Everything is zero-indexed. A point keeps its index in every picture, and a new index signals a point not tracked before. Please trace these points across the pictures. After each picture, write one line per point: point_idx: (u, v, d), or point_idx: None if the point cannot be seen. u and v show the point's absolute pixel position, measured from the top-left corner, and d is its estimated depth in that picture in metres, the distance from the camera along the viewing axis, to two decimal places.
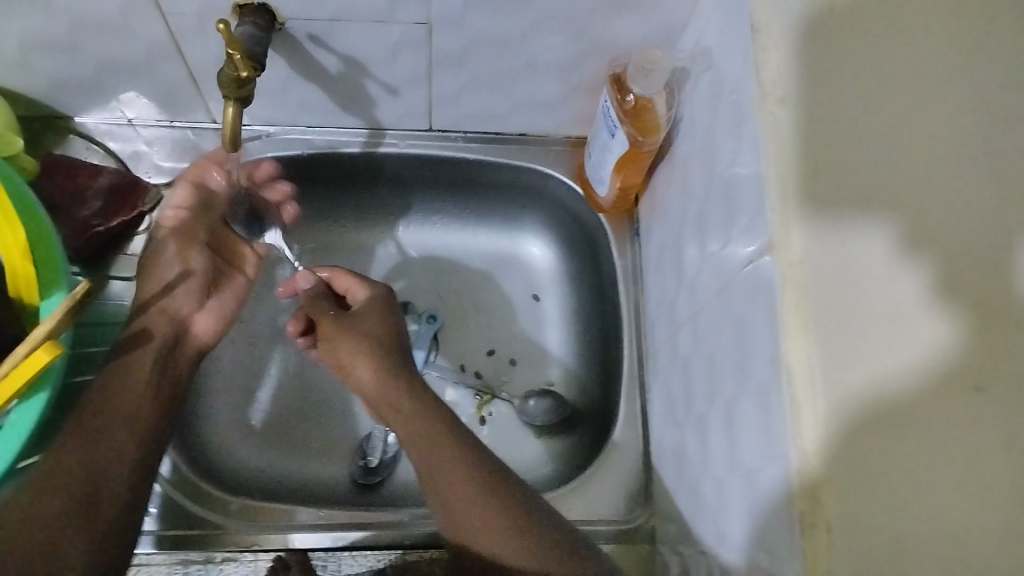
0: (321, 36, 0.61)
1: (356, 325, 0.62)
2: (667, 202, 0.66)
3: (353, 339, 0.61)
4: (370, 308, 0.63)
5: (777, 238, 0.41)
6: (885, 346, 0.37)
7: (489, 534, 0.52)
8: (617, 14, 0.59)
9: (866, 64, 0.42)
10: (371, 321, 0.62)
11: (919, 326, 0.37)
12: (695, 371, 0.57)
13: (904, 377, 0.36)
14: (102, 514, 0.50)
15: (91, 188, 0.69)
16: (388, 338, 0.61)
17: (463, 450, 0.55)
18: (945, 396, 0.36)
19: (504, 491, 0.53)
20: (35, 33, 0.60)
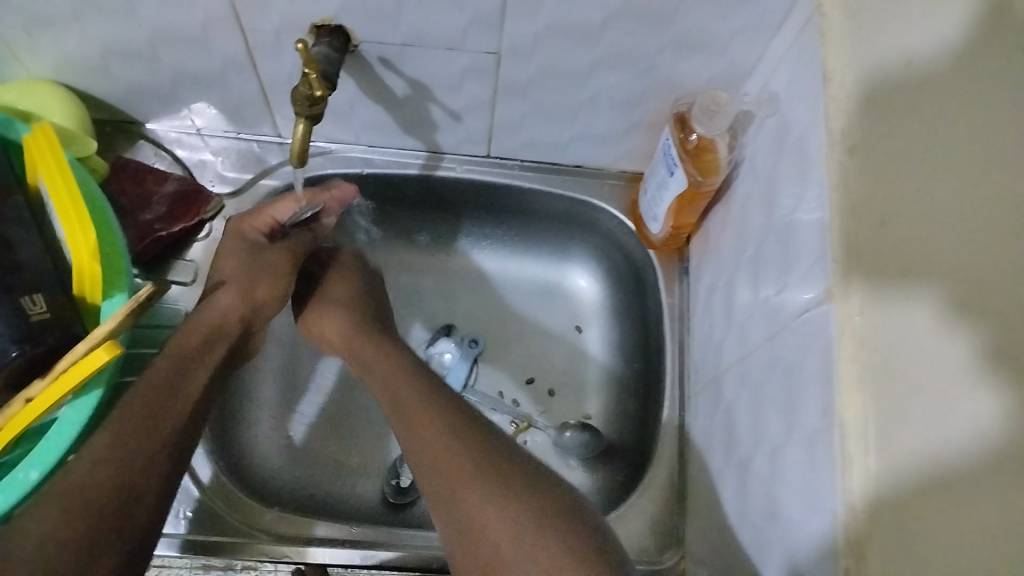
0: (391, 59, 0.63)
1: (322, 291, 0.68)
2: (721, 244, 0.66)
3: (322, 303, 0.67)
4: (335, 274, 0.70)
5: (837, 292, 0.43)
6: (937, 414, 0.35)
7: (490, 529, 0.48)
8: (684, 55, 0.60)
9: (920, 127, 0.40)
10: (336, 285, 0.69)
11: (964, 396, 0.34)
12: (740, 415, 0.57)
13: (956, 448, 0.34)
14: (141, 505, 0.47)
15: (157, 194, 0.71)
16: (354, 294, 0.69)
17: (487, 446, 0.53)
18: (998, 463, 0.32)
19: (526, 483, 0.50)
20: (120, 39, 0.63)
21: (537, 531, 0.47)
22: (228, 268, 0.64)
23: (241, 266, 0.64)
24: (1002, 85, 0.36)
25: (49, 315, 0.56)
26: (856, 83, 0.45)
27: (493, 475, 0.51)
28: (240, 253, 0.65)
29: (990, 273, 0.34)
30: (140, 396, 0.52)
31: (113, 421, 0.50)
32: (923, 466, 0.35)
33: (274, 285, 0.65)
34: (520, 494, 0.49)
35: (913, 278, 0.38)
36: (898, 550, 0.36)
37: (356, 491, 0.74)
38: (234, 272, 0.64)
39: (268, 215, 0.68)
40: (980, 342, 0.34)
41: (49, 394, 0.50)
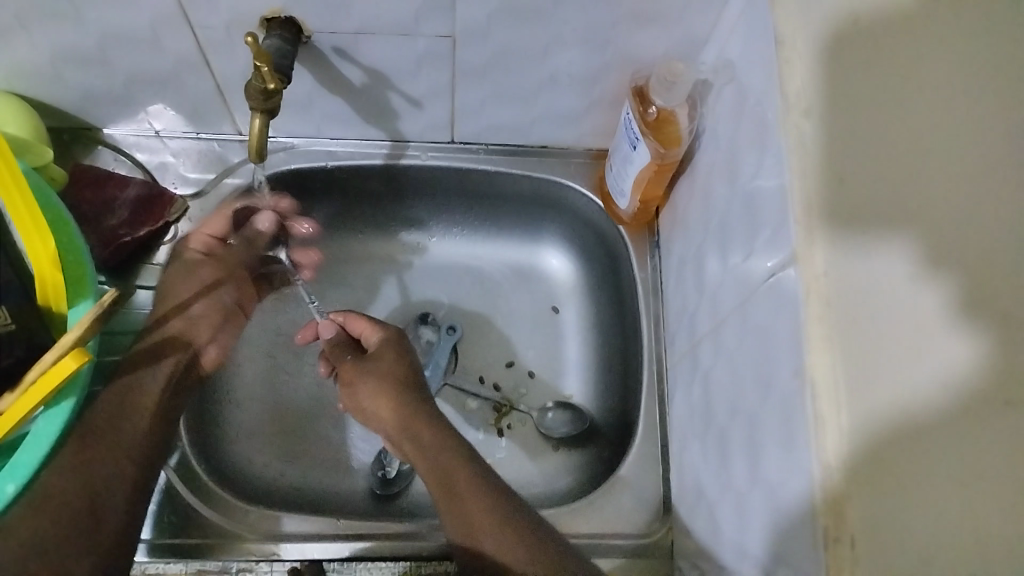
0: (346, 49, 0.62)
1: (374, 364, 0.64)
2: (688, 216, 0.66)
3: (372, 379, 0.63)
4: (384, 348, 0.65)
5: (800, 251, 0.42)
6: (912, 363, 0.36)
7: (470, 532, 0.54)
8: (639, 28, 0.60)
9: (876, 72, 0.41)
10: (388, 360, 0.64)
11: (937, 343, 0.35)
12: (716, 383, 0.57)
13: (926, 394, 0.35)
14: (108, 515, 0.53)
15: (119, 199, 0.70)
16: (404, 372, 0.64)
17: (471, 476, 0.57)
18: (969, 408, 0.34)
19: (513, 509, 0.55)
20: (67, 44, 0.62)
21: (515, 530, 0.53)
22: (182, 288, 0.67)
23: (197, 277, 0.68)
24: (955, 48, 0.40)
25: (13, 327, 0.52)
26: (808, 47, 0.45)
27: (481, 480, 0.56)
28: (186, 276, 0.68)
29: (958, 236, 0.36)
30: (105, 410, 0.56)
31: (83, 426, 0.55)
32: (894, 418, 0.36)
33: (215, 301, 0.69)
34: (501, 521, 0.54)
35: (880, 230, 0.38)
36: (873, 505, 0.36)
37: (339, 485, 0.74)
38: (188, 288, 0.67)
39: (204, 233, 0.69)
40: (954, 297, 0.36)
41: (21, 406, 0.50)
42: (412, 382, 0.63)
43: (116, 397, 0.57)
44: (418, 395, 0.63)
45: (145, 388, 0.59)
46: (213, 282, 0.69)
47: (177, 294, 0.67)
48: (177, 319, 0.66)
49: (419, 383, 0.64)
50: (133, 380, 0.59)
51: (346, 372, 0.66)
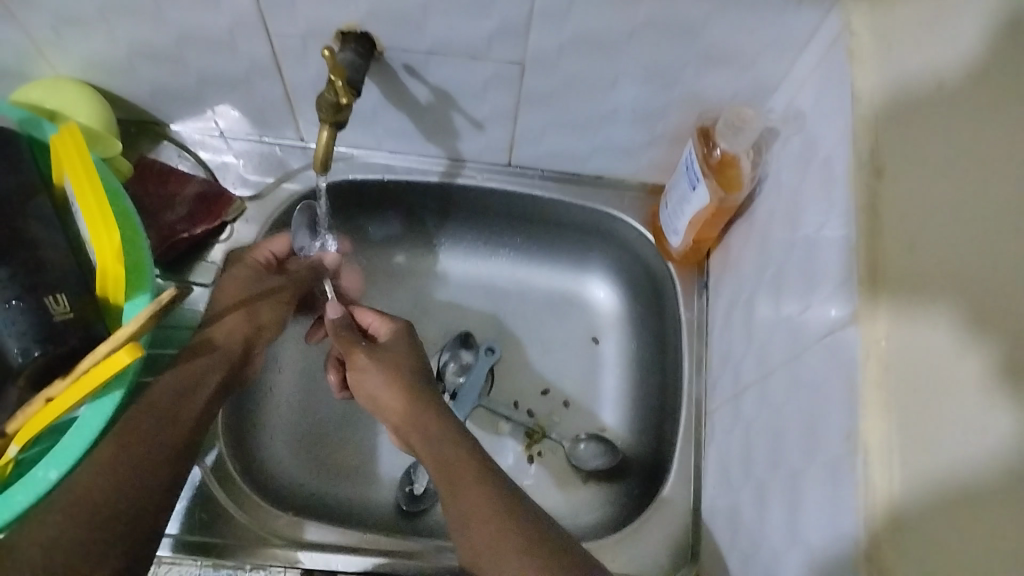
0: (416, 67, 0.63)
1: (386, 353, 0.65)
2: (742, 259, 0.65)
3: (382, 369, 0.63)
4: (394, 340, 0.66)
5: (863, 310, 0.42)
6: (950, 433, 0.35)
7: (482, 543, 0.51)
8: (709, 69, 0.60)
9: (930, 146, 0.41)
10: (399, 353, 0.65)
11: (981, 416, 0.34)
12: (759, 432, 0.56)
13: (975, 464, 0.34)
14: None
15: (179, 196, 0.71)
16: (411, 365, 0.64)
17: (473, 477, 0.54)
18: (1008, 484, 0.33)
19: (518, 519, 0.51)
20: (146, 42, 0.63)
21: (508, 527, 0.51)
22: (232, 292, 0.63)
23: (243, 292, 0.63)
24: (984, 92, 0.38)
25: (71, 315, 0.55)
26: (882, 105, 0.45)
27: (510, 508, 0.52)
28: (248, 283, 0.65)
29: (1005, 296, 0.35)
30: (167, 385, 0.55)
31: (146, 399, 0.54)
32: (945, 476, 0.35)
33: (274, 311, 0.65)
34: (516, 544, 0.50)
35: (931, 297, 0.38)
36: (917, 574, 0.36)
37: (364, 496, 0.74)
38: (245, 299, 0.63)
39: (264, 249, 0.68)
40: (994, 355, 0.34)
41: (70, 394, 0.50)
42: (417, 377, 0.63)
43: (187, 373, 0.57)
44: (428, 387, 0.63)
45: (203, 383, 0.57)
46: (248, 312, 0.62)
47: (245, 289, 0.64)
48: (240, 316, 0.62)
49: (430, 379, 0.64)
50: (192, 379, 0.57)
51: (354, 358, 0.65)
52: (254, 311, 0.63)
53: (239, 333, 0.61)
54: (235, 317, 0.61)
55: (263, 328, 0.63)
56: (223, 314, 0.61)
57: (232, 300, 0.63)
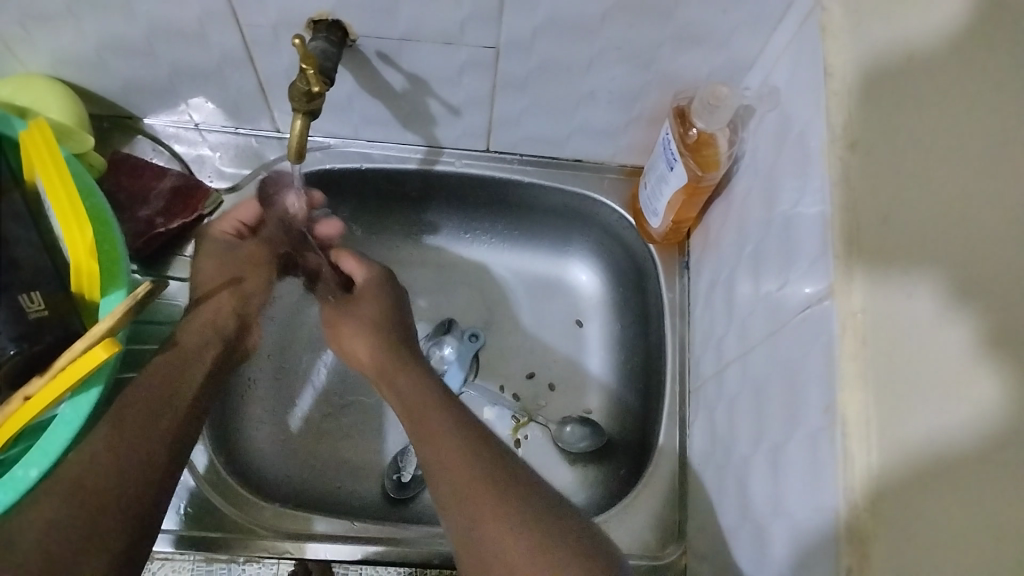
0: (390, 54, 0.62)
1: (354, 307, 0.69)
2: (721, 238, 0.65)
3: (353, 321, 0.67)
4: (366, 289, 0.69)
5: (837, 285, 0.42)
6: (931, 404, 0.36)
7: (485, 522, 0.49)
8: (684, 48, 0.59)
9: (902, 124, 0.41)
10: (368, 300, 0.68)
11: (963, 389, 0.35)
12: (741, 410, 0.57)
13: (960, 435, 0.34)
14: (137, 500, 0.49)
15: (155, 190, 0.71)
16: (378, 314, 0.67)
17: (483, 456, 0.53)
18: (991, 453, 0.34)
19: (527, 500, 0.50)
20: (115, 36, 0.63)
21: (515, 508, 0.49)
22: (211, 273, 0.67)
23: (223, 269, 0.68)
24: (946, 75, 0.40)
25: (47, 313, 0.55)
26: (857, 78, 0.45)
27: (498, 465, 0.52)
28: (220, 258, 0.68)
29: (989, 275, 0.36)
30: (147, 380, 0.55)
31: (123, 400, 0.53)
32: (926, 450, 0.35)
33: (258, 279, 0.71)
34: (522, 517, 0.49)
35: (905, 266, 0.39)
36: (899, 541, 0.36)
37: (353, 485, 0.74)
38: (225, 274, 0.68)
39: (232, 217, 0.69)
40: (982, 331, 0.35)
41: (48, 392, 0.50)
42: (384, 324, 0.66)
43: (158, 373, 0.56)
44: (395, 336, 0.66)
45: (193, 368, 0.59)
46: (234, 280, 0.68)
47: (226, 267, 0.68)
48: (226, 294, 0.67)
49: (402, 328, 0.67)
50: (184, 358, 0.59)
51: (330, 314, 0.71)
52: (232, 278, 0.68)
53: (228, 306, 0.67)
54: (223, 293, 0.67)
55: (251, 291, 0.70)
56: (208, 293, 0.66)
57: (216, 282, 0.67)
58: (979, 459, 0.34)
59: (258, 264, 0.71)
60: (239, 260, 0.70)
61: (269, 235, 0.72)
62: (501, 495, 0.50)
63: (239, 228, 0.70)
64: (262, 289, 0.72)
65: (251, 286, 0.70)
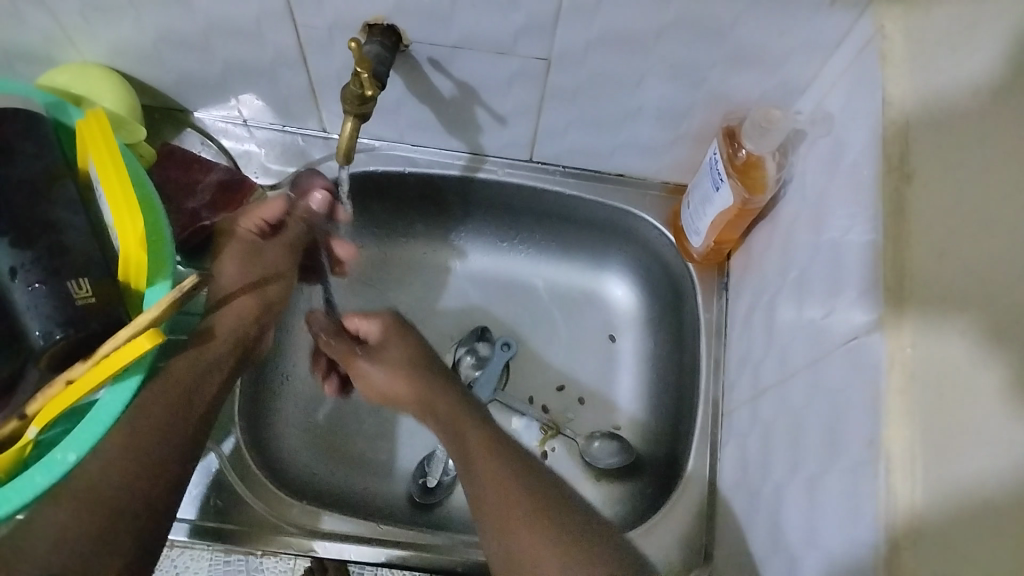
0: (441, 61, 0.63)
1: (379, 352, 0.66)
2: (764, 261, 0.65)
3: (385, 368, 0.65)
4: (389, 336, 0.67)
5: (887, 318, 0.41)
6: (964, 446, 0.35)
7: (522, 545, 0.50)
8: (737, 69, 0.59)
9: (954, 156, 0.40)
10: (394, 347, 0.66)
11: (985, 430, 0.35)
12: (776, 436, 0.56)
13: (993, 480, 0.34)
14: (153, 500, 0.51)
15: (202, 183, 0.72)
16: (410, 358, 0.65)
17: (517, 469, 0.55)
18: None
19: (555, 515, 0.52)
20: (174, 30, 0.64)
21: (551, 527, 0.51)
22: (231, 274, 0.65)
23: (244, 273, 0.66)
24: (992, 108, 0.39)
25: (93, 300, 0.56)
26: (916, 108, 0.44)
27: (539, 508, 0.52)
28: (240, 258, 0.67)
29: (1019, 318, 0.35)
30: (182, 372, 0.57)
31: (162, 382, 0.55)
32: (969, 493, 0.34)
33: (280, 286, 0.68)
34: (559, 538, 0.50)
35: (956, 303, 0.38)
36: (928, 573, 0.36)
37: (377, 487, 0.74)
38: (247, 278, 0.66)
39: (254, 217, 0.68)
40: (1013, 370, 0.34)
41: (92, 377, 0.51)
42: (422, 368, 0.64)
43: (188, 365, 0.57)
44: (429, 373, 0.64)
45: (211, 374, 0.59)
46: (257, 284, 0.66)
47: (239, 269, 0.66)
48: (247, 299, 0.65)
49: (436, 366, 0.66)
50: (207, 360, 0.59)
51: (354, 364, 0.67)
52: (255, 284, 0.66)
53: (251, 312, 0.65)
54: (247, 300, 0.65)
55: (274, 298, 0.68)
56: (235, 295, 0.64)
57: (238, 283, 0.65)
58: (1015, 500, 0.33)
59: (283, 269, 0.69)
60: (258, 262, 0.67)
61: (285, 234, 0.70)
62: (535, 512, 0.52)
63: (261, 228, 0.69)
64: (283, 298, 0.69)
65: (272, 293, 0.67)
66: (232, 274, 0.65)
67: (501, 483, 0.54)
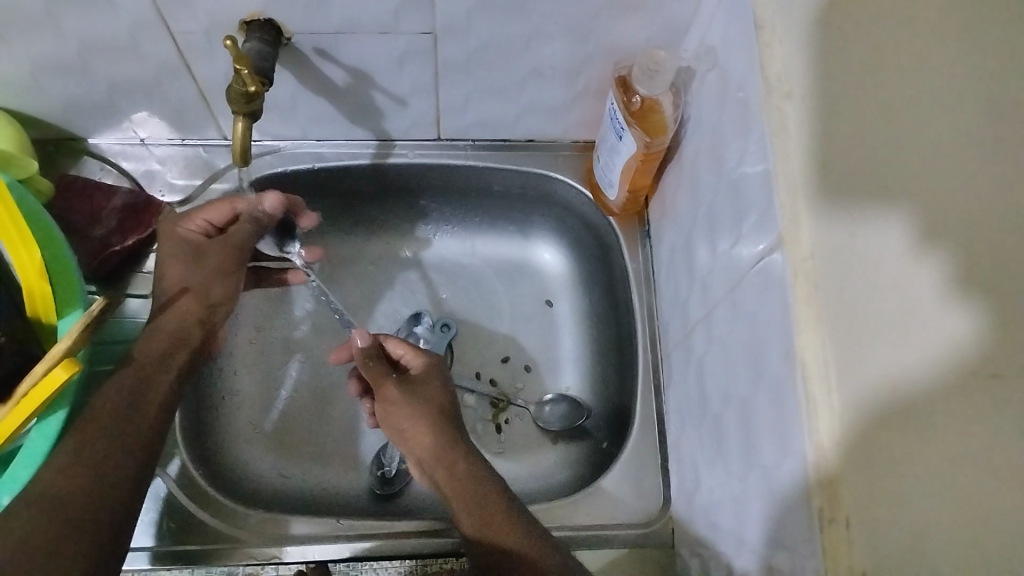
0: (328, 49, 0.62)
1: (419, 390, 0.62)
2: (677, 203, 0.66)
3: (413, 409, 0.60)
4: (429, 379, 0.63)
5: (787, 233, 0.42)
6: (896, 335, 0.36)
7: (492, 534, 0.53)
8: (619, 16, 0.59)
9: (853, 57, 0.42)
10: (431, 390, 0.62)
11: (935, 318, 0.36)
12: (709, 369, 0.57)
13: (923, 367, 0.36)
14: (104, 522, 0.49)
15: (106, 209, 0.70)
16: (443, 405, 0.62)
17: (473, 468, 0.57)
18: (962, 384, 0.35)
19: (513, 511, 0.54)
20: (45, 56, 0.61)
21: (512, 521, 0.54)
22: (174, 277, 0.62)
23: (187, 273, 0.63)
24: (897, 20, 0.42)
25: (6, 338, 0.54)
26: (787, 29, 0.45)
27: (502, 502, 0.55)
28: (185, 259, 0.63)
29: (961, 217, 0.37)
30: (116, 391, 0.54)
31: (87, 418, 0.52)
32: (888, 384, 0.36)
33: (224, 287, 0.65)
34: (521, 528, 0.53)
35: (864, 202, 0.39)
36: (862, 477, 0.36)
37: (337, 484, 0.74)
38: (190, 279, 0.63)
39: (201, 217, 0.65)
40: (947, 265, 0.36)
41: (11, 419, 0.50)
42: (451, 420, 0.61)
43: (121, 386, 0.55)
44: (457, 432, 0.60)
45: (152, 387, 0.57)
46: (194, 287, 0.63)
47: (180, 275, 0.62)
48: (187, 300, 0.62)
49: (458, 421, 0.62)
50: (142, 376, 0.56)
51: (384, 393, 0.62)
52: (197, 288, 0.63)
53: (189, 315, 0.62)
54: (189, 302, 0.62)
55: (219, 303, 0.65)
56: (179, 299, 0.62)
57: (171, 289, 0.62)
58: (942, 387, 0.35)
59: (228, 272, 0.65)
60: (205, 264, 0.64)
61: (233, 234, 0.65)
62: (502, 510, 0.54)
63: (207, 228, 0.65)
64: (229, 297, 0.66)
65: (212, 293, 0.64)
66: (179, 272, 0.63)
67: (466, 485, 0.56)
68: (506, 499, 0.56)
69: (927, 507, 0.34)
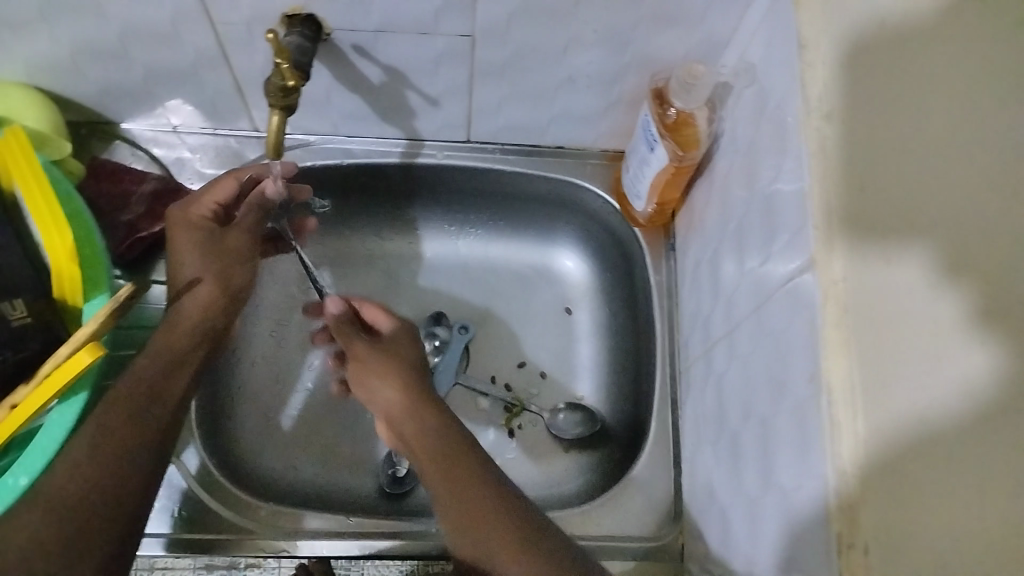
0: (366, 47, 0.62)
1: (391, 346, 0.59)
2: (704, 218, 0.65)
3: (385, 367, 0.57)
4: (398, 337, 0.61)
5: (819, 255, 0.42)
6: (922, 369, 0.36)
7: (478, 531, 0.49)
8: (659, 28, 0.59)
9: (891, 80, 0.41)
10: (401, 346, 0.60)
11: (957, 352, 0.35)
12: (730, 386, 0.57)
13: (946, 402, 0.35)
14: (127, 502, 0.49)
15: (135, 193, 0.70)
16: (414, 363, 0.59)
17: (461, 450, 0.53)
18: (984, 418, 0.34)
19: (510, 508, 0.50)
20: (87, 40, 0.62)
21: (504, 518, 0.49)
22: (191, 263, 0.62)
23: (206, 260, 0.62)
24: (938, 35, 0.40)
25: (30, 320, 0.56)
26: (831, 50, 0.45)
27: (498, 497, 0.50)
28: (197, 247, 0.62)
29: (993, 249, 0.35)
30: (138, 374, 0.54)
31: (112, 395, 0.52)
32: (913, 418, 0.35)
33: (243, 270, 0.65)
34: (513, 525, 0.49)
35: (893, 236, 0.38)
36: (882, 506, 0.36)
37: (347, 480, 0.74)
38: (210, 266, 0.62)
39: (207, 201, 0.65)
40: (973, 299, 0.35)
41: (34, 399, 0.50)
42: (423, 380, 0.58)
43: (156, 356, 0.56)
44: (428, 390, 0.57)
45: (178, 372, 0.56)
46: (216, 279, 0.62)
47: (191, 261, 0.62)
48: (206, 292, 0.61)
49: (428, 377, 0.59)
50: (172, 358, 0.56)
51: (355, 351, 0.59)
52: (215, 273, 0.62)
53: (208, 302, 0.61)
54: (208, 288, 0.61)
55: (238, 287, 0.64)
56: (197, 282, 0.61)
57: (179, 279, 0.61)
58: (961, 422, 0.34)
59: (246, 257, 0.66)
60: (221, 251, 0.64)
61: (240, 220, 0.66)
62: (490, 503, 0.50)
63: (213, 213, 0.65)
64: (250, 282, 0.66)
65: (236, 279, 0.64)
66: (193, 258, 0.62)
67: (450, 472, 0.51)
68: (502, 490, 0.51)
69: (936, 540, 0.34)
